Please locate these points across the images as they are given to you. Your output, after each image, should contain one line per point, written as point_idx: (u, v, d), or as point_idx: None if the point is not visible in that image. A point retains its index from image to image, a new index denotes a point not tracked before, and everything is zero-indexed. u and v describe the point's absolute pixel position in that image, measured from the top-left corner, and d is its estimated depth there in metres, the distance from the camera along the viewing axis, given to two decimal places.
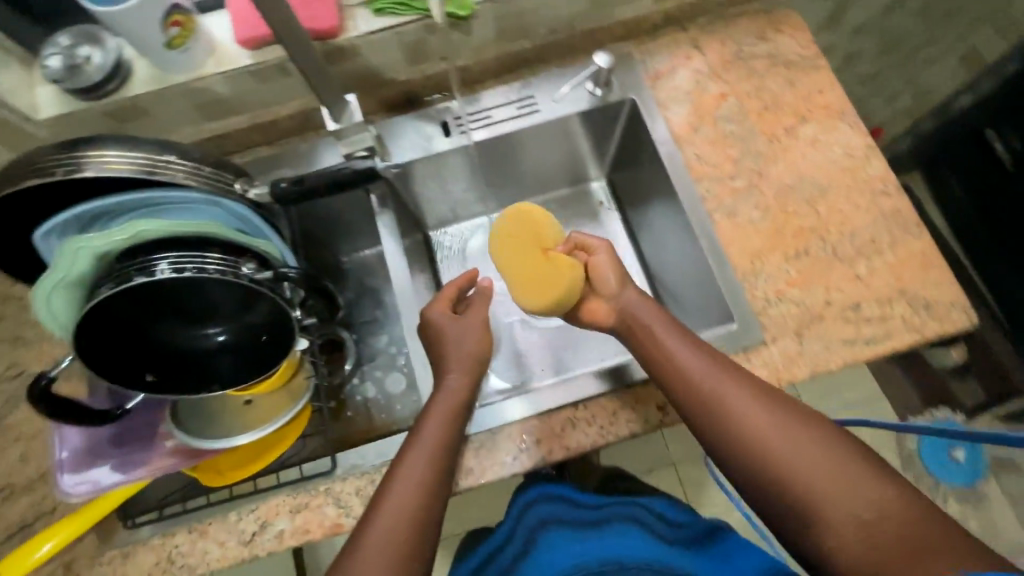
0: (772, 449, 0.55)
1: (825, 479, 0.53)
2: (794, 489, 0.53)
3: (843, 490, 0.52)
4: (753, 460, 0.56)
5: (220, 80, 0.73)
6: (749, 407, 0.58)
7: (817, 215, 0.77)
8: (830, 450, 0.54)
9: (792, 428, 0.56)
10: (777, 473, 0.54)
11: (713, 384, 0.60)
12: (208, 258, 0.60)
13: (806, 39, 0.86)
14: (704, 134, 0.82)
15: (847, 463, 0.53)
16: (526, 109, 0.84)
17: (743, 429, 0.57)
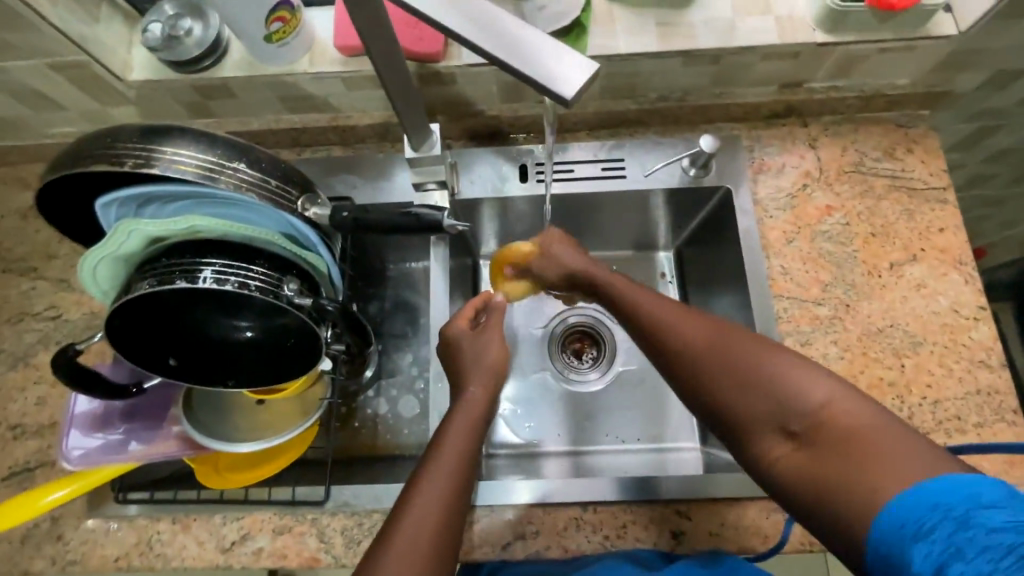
0: (705, 370, 0.52)
1: (763, 393, 0.49)
2: (733, 409, 0.50)
3: (781, 403, 0.48)
4: (695, 382, 0.53)
5: (310, 79, 0.71)
6: (689, 328, 0.55)
7: (901, 369, 0.69)
8: (769, 360, 0.50)
9: (729, 343, 0.52)
10: (715, 392, 0.51)
11: (656, 309, 0.59)
12: (252, 272, 0.59)
13: (940, 167, 0.77)
14: (796, 246, 0.75)
15: (786, 369, 0.49)
16: (613, 172, 0.79)
17: (678, 351, 0.55)
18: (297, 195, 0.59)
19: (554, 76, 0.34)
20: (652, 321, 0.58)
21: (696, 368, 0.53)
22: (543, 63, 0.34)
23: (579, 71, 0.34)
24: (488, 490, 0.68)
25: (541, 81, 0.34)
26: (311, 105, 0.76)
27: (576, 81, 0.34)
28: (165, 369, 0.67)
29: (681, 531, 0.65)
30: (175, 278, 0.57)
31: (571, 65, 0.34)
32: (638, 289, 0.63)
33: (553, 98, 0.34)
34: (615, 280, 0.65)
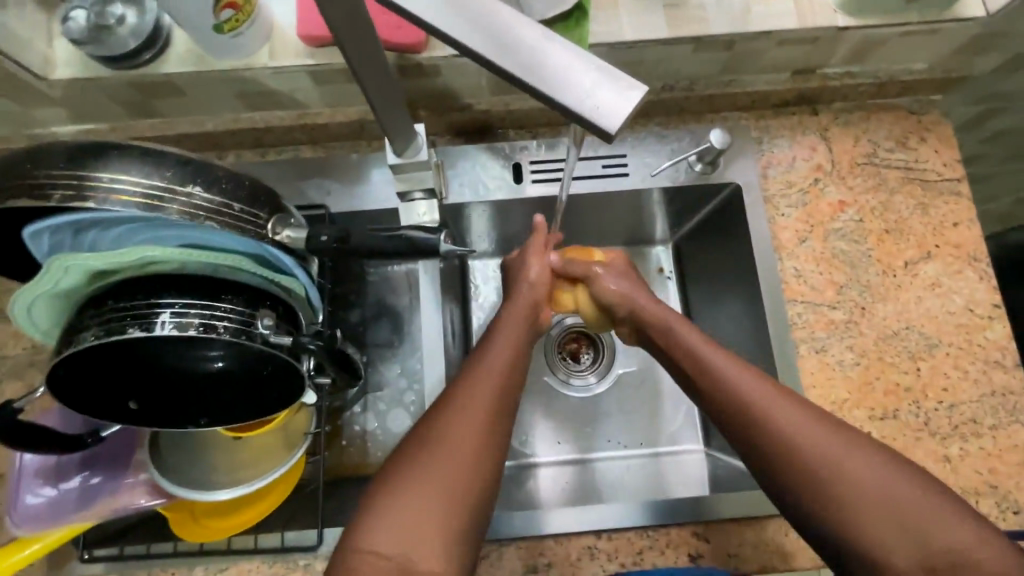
0: (830, 483, 0.47)
1: (898, 526, 0.45)
2: (863, 539, 0.45)
3: (920, 540, 0.44)
4: (819, 501, 0.47)
5: (271, 73, 0.62)
6: (814, 434, 0.49)
7: (917, 373, 0.67)
8: (898, 483, 0.46)
9: (863, 461, 0.47)
10: (838, 514, 0.46)
11: (772, 404, 0.51)
12: (219, 311, 0.51)
13: (955, 156, 0.73)
14: (809, 247, 0.71)
15: (932, 503, 0.45)
16: (614, 169, 0.73)
17: (798, 457, 0.48)
18: (268, 217, 0.50)
19: (594, 106, 0.28)
20: (764, 417, 0.51)
21: (826, 487, 0.47)
22: (578, 88, 0.29)
23: (624, 100, 0.28)
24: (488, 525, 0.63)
25: (576, 110, 0.28)
26: (274, 102, 0.67)
27: (621, 111, 0.28)
28: (124, 413, 0.59)
29: (699, 554, 0.63)
30: (127, 326, 0.49)
31: (614, 90, 0.29)
32: (739, 368, 0.54)
33: (592, 130, 0.29)
34: (698, 356, 0.57)
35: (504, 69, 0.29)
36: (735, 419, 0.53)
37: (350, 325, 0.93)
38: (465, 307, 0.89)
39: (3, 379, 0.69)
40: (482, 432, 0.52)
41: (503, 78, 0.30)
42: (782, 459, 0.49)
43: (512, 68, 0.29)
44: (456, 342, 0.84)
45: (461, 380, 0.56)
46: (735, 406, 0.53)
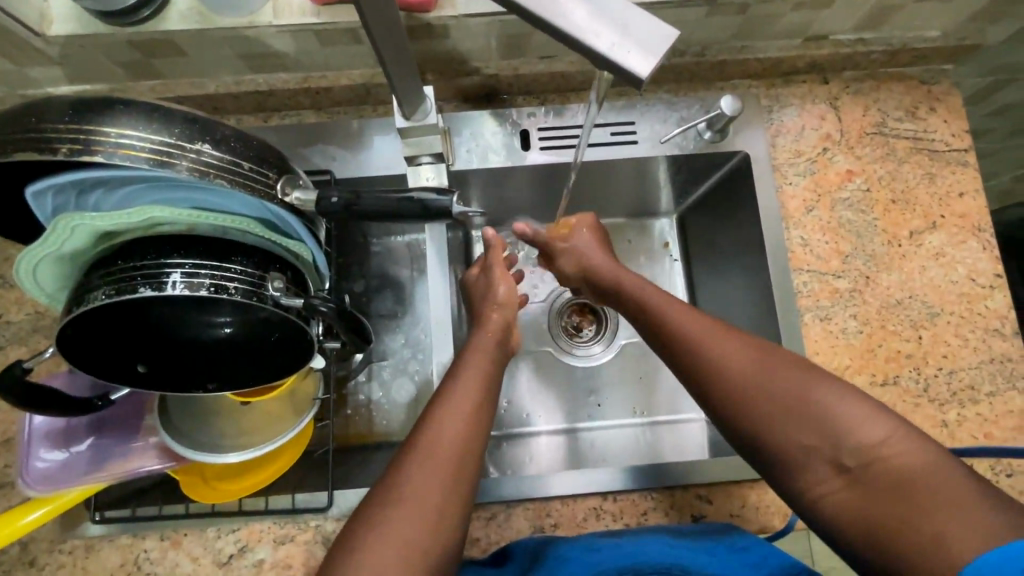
0: (742, 392, 0.52)
1: (812, 428, 0.49)
2: (775, 436, 0.50)
3: (828, 441, 0.48)
4: (738, 416, 0.52)
5: (275, 32, 0.60)
6: (735, 360, 0.53)
7: (918, 341, 0.68)
8: (807, 390, 0.50)
9: (782, 377, 0.51)
10: (753, 419, 0.51)
11: (701, 334, 0.56)
12: (228, 272, 0.51)
13: (963, 127, 0.73)
14: (816, 216, 0.71)
15: (848, 409, 0.48)
16: (623, 137, 0.72)
17: (717, 373, 0.54)
18: (276, 177, 0.50)
19: (622, 49, 0.30)
20: (714, 365, 0.54)
21: (741, 401, 0.52)
22: (601, 28, 0.30)
23: (647, 42, 0.30)
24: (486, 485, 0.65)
25: (605, 55, 0.30)
26: (276, 63, 0.65)
27: (648, 59, 0.30)
28: (135, 376, 0.60)
29: (701, 514, 0.64)
30: (137, 286, 0.49)
31: (644, 36, 0.30)
32: (682, 313, 0.59)
33: (622, 75, 0.30)
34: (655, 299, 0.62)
35: (528, 12, 0.30)
36: (694, 374, 0.56)
37: (355, 296, 0.93)
38: None
39: (8, 344, 0.69)
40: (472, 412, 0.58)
41: (528, 19, 0.31)
42: (707, 382, 0.54)
43: (539, 12, 0.30)
44: (462, 314, 0.85)
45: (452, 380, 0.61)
46: (672, 336, 0.58)
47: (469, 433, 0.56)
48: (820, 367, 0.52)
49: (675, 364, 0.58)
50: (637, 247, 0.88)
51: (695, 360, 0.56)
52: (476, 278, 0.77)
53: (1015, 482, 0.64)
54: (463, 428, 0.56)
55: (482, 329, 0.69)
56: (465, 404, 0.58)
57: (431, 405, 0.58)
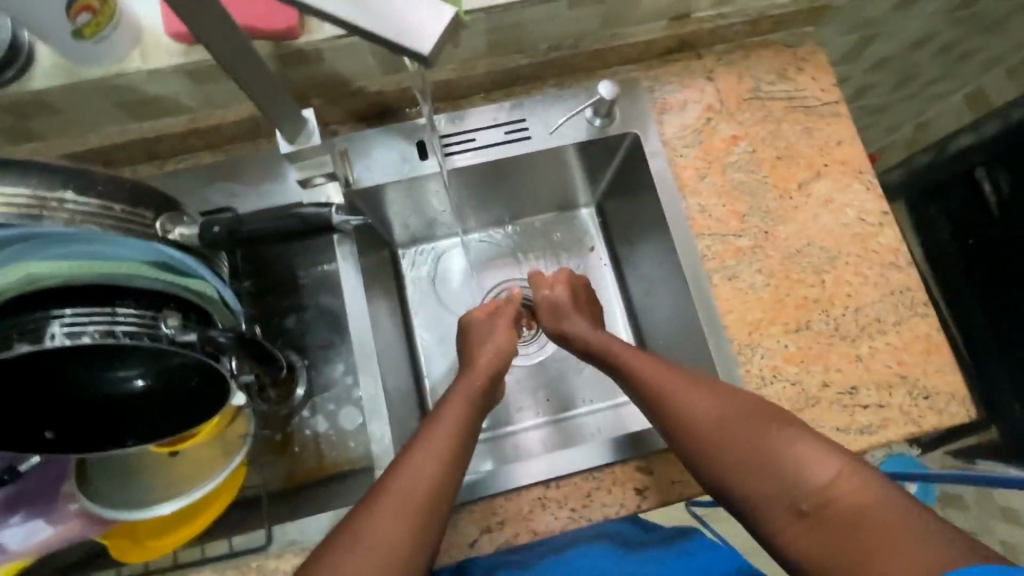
0: (708, 441, 0.57)
1: (773, 473, 0.53)
2: (742, 484, 0.55)
3: (787, 484, 0.53)
4: (708, 462, 0.57)
5: (147, 77, 0.60)
6: (701, 411, 0.59)
7: (822, 285, 0.71)
8: (765, 436, 0.55)
9: (744, 426, 0.56)
10: (721, 467, 0.56)
11: (669, 383, 0.62)
12: (118, 317, 0.50)
13: (830, 81, 0.78)
14: (710, 182, 0.74)
15: (804, 451, 0.53)
16: (517, 134, 0.75)
17: (687, 424, 0.59)
18: (154, 216, 0.52)
19: (403, 32, 0.33)
20: (682, 416, 0.59)
21: (707, 449, 0.57)
22: (385, 13, 0.34)
23: (427, 21, 0.34)
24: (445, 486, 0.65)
25: (390, 39, 0.33)
26: (158, 109, 0.66)
27: (432, 39, 0.33)
28: (44, 443, 0.58)
29: (645, 486, 0.65)
30: (13, 342, 0.46)
31: (424, 16, 0.34)
32: (653, 367, 0.65)
33: (408, 55, 0.34)
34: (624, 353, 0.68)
35: (319, 10, 0.34)
36: (667, 427, 0.61)
37: (289, 331, 0.93)
38: (403, 299, 0.93)
39: None
40: (445, 448, 0.59)
41: (322, 17, 0.34)
42: (678, 433, 0.59)
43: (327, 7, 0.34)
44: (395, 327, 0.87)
45: (425, 427, 0.62)
46: (643, 388, 0.64)
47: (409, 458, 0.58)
48: (781, 412, 0.57)
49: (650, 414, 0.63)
50: (564, 239, 0.96)
51: (666, 414, 0.60)
52: (479, 320, 0.77)
53: (932, 403, 0.67)
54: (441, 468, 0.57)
55: (471, 371, 0.70)
56: (440, 445, 0.59)
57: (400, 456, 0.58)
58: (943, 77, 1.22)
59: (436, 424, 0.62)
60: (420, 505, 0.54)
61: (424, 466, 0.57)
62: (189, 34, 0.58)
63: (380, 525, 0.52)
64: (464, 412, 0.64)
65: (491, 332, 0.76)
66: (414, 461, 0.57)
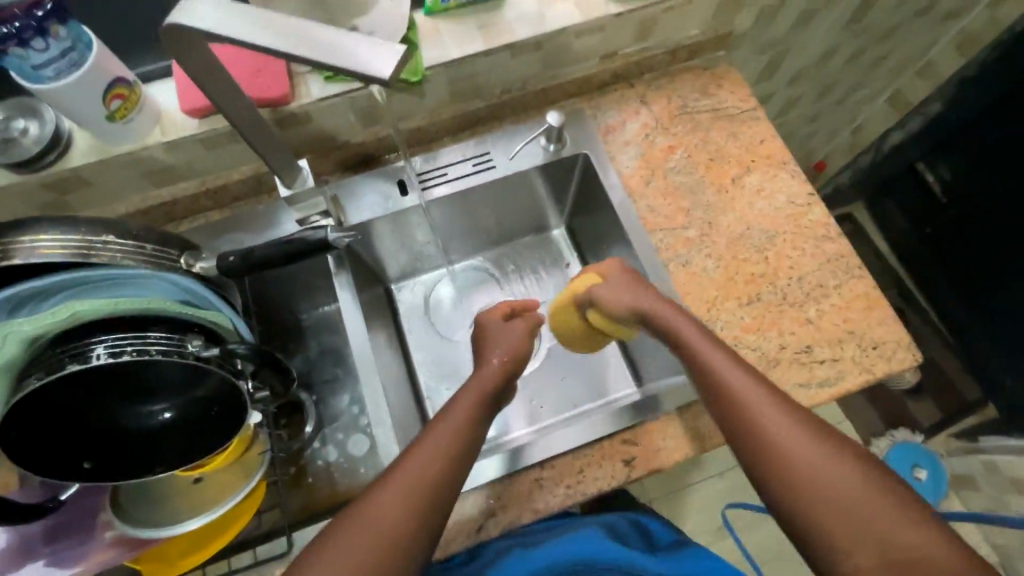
0: (797, 467, 0.54)
1: (860, 515, 0.51)
2: (826, 522, 0.51)
3: (876, 530, 0.50)
4: (794, 493, 0.53)
5: (166, 148, 0.72)
6: (792, 438, 0.55)
7: (766, 261, 0.80)
8: (853, 477, 0.52)
9: (836, 463, 0.53)
10: (807, 499, 0.53)
11: (770, 418, 0.57)
12: (150, 338, 0.58)
13: (746, 93, 0.91)
14: (655, 186, 0.85)
15: (903, 520, 0.50)
16: (483, 166, 0.86)
17: (778, 450, 0.55)
18: (179, 253, 0.61)
19: (368, 65, 0.41)
20: (775, 442, 0.55)
21: (795, 479, 0.54)
22: (354, 53, 0.41)
23: (387, 55, 0.41)
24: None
25: (358, 71, 0.41)
26: (174, 176, 0.77)
27: (391, 64, 0.40)
28: (82, 473, 0.64)
29: (632, 458, 0.70)
30: (66, 363, 0.55)
31: (384, 51, 0.41)
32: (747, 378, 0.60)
33: (374, 81, 0.41)
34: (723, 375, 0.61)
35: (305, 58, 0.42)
36: (755, 447, 0.57)
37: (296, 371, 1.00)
38: (399, 329, 1.02)
39: None
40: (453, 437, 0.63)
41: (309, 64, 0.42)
42: (765, 454, 0.56)
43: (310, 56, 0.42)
44: (393, 351, 0.95)
45: (440, 415, 0.66)
46: (731, 403, 0.59)
47: (433, 444, 0.62)
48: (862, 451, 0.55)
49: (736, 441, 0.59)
50: (541, 258, 1.06)
51: (758, 436, 0.56)
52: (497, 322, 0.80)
53: (881, 352, 0.75)
54: (443, 454, 0.61)
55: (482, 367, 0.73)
56: (446, 436, 0.63)
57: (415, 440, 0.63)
58: (862, 84, 1.37)
59: (451, 414, 0.66)
60: (426, 489, 0.58)
61: (431, 455, 0.61)
62: (212, 105, 0.70)
63: (380, 508, 0.56)
64: (477, 407, 0.68)
65: (503, 331, 0.79)
66: (420, 455, 0.61)
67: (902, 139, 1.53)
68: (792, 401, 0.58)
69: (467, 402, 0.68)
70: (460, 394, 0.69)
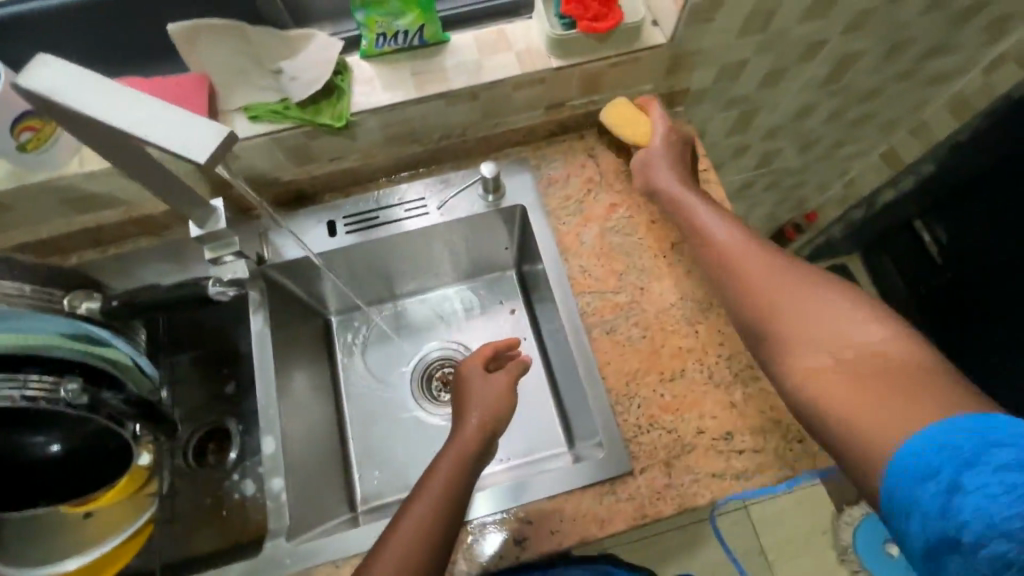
0: (778, 313, 0.57)
1: (826, 339, 0.54)
2: (797, 365, 0.55)
3: (839, 334, 0.53)
4: (773, 333, 0.57)
5: (85, 178, 0.71)
6: (776, 281, 0.59)
7: (696, 335, 0.76)
8: (828, 303, 0.56)
9: (814, 301, 0.56)
10: (786, 344, 0.56)
11: (844, 348, 0.53)
12: (23, 381, 0.58)
13: (700, 152, 0.87)
14: (590, 246, 0.82)
15: (885, 360, 0.51)
16: (416, 211, 0.85)
17: (762, 299, 0.59)
18: (62, 294, 0.65)
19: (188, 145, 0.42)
20: (762, 295, 0.59)
21: (775, 320, 0.57)
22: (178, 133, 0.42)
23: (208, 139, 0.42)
24: (349, 539, 0.71)
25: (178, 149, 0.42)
26: (98, 204, 0.77)
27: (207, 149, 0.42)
28: None
29: (523, 537, 0.68)
30: None
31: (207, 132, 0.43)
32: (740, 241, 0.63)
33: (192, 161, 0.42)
34: (792, 309, 0.57)
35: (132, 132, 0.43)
36: (742, 299, 0.61)
37: None
38: (332, 368, 0.97)
39: None
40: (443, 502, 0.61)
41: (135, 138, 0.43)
42: (752, 301, 0.60)
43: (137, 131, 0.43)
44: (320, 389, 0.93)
45: (430, 469, 0.64)
46: (724, 267, 0.63)
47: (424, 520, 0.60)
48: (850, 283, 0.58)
49: (788, 372, 0.56)
50: (490, 299, 1.01)
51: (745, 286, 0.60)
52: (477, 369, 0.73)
53: (806, 446, 0.70)
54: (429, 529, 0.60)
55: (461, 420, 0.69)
56: (435, 503, 0.61)
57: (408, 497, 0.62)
58: (850, 140, 1.31)
59: (433, 480, 0.63)
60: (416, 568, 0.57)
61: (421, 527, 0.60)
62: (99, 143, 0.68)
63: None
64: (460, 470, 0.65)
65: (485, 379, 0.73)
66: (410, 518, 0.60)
67: (895, 196, 1.46)
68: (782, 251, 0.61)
69: (449, 460, 0.65)
70: (444, 449, 0.66)
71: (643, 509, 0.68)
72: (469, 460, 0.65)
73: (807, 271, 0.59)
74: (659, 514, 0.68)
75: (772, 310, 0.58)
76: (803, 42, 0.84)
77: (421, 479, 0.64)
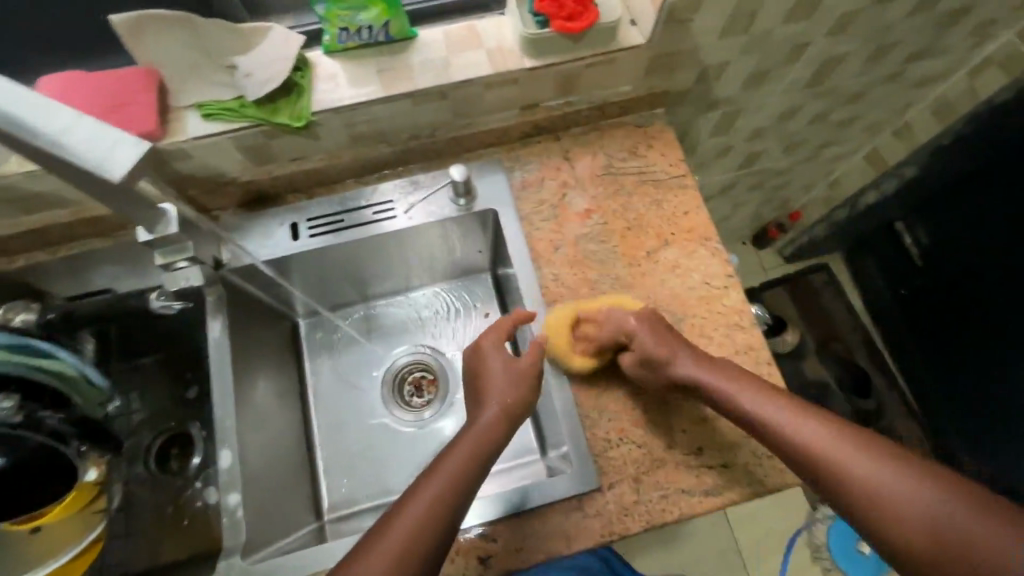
0: (832, 477, 0.55)
1: (882, 501, 0.52)
2: (874, 528, 0.52)
3: (900, 500, 0.51)
4: (839, 499, 0.54)
5: (25, 177, 0.67)
6: (813, 437, 0.57)
7: None
8: (871, 462, 0.54)
9: (857, 457, 0.55)
10: (854, 509, 0.54)
11: (870, 481, 0.53)
12: None
13: (678, 157, 0.85)
14: (563, 253, 0.79)
15: (966, 515, 0.49)
16: (384, 215, 0.82)
17: (811, 460, 0.56)
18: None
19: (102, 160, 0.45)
20: (807, 454, 0.57)
21: (834, 485, 0.55)
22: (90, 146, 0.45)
23: (124, 156, 0.46)
24: (321, 553, 0.68)
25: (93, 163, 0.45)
26: (43, 204, 0.72)
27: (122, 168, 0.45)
28: None
29: (488, 554, 0.66)
30: None
31: (125, 148, 0.46)
32: (760, 396, 0.62)
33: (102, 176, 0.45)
34: (833, 465, 0.55)
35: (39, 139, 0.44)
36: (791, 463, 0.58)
37: None
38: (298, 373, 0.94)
39: None
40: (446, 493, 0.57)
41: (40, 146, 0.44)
42: (802, 467, 0.57)
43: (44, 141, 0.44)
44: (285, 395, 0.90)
45: (442, 457, 0.60)
46: (757, 426, 0.61)
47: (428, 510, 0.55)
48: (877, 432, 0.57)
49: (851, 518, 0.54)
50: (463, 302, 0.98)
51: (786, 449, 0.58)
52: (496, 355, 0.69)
53: (776, 462, 0.69)
54: (429, 521, 0.55)
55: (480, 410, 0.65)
56: (437, 495, 0.57)
57: (414, 486, 0.58)
58: (834, 141, 1.30)
59: (442, 468, 0.59)
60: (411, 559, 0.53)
61: (420, 517, 0.55)
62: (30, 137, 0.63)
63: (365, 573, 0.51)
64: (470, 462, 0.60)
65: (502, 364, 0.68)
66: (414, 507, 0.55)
67: (878, 198, 1.45)
68: (798, 406, 0.60)
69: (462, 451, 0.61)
70: (457, 441, 0.62)
71: (610, 525, 0.67)
72: (481, 453, 0.61)
73: (807, 407, 0.60)
74: (626, 531, 0.66)
75: (815, 467, 0.56)
76: (786, 44, 0.82)
77: (430, 467, 0.60)
